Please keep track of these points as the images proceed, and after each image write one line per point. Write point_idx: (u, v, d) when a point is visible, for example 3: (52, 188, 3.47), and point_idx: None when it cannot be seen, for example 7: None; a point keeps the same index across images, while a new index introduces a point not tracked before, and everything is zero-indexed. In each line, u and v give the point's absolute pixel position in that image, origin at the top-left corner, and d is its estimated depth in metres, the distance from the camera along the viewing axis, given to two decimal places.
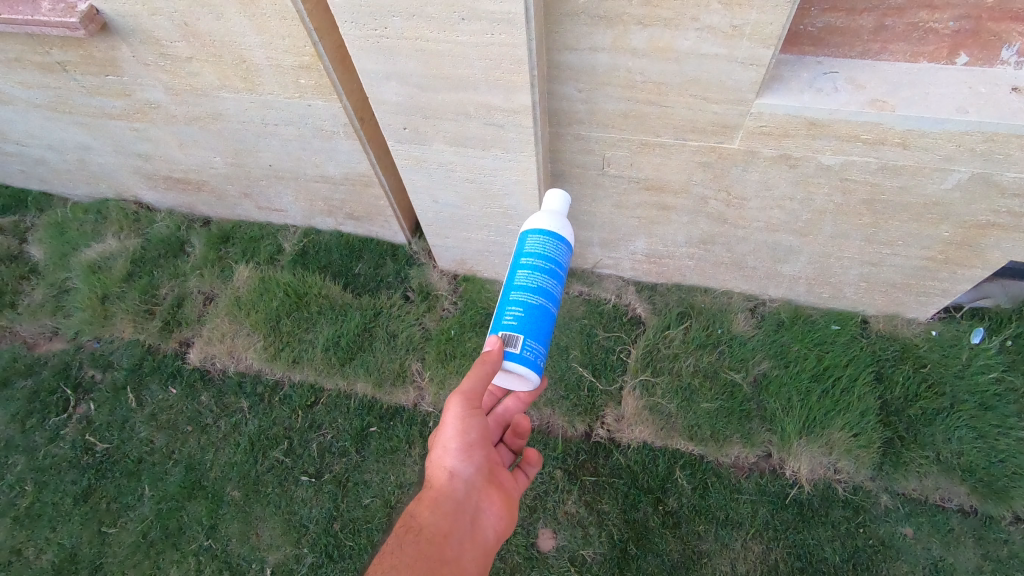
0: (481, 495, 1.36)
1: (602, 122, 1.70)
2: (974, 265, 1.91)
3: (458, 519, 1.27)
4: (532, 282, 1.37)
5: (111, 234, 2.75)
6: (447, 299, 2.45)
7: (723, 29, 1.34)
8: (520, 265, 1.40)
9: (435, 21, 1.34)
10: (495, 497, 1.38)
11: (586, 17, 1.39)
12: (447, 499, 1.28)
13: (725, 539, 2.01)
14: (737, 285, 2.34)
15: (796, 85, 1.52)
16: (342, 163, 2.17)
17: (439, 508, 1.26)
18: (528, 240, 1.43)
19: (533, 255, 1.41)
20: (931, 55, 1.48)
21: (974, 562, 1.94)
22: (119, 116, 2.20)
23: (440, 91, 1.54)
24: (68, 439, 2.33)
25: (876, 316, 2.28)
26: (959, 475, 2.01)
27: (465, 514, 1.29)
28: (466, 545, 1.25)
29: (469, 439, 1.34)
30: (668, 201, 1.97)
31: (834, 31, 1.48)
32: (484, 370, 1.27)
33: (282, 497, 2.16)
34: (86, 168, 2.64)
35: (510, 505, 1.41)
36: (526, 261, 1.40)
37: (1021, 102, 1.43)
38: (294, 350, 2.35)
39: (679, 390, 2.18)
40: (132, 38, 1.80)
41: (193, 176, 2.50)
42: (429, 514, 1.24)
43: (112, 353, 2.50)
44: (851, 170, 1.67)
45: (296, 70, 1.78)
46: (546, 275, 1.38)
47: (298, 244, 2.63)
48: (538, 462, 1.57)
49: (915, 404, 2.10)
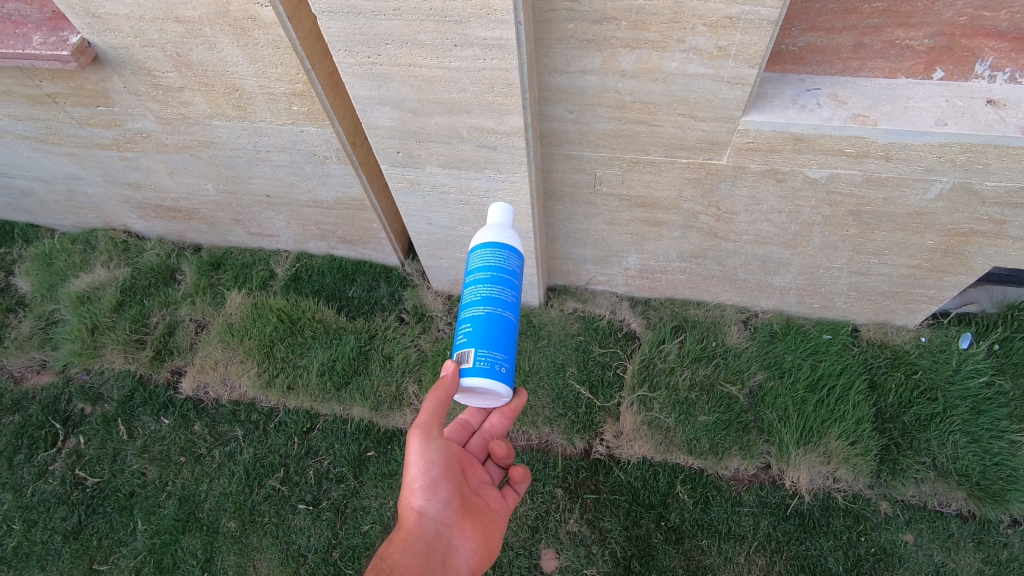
0: (453, 531, 1.36)
1: (593, 142, 1.73)
2: (959, 272, 1.95)
3: (429, 559, 1.27)
4: (484, 294, 1.36)
5: (100, 264, 2.72)
6: (442, 319, 2.45)
7: (709, 50, 1.38)
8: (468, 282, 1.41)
9: (428, 47, 1.36)
10: (468, 529, 1.38)
11: (575, 41, 1.42)
12: (417, 540, 1.27)
13: (728, 553, 2.01)
14: (729, 297, 2.37)
15: (781, 102, 1.57)
16: (334, 188, 2.18)
17: (408, 550, 1.25)
18: (476, 254, 1.43)
19: (478, 268, 1.40)
20: (908, 70, 1.53)
21: (975, 567, 1.95)
22: (109, 146, 2.20)
23: (434, 115, 1.56)
24: (57, 474, 2.27)
25: (866, 325, 2.31)
26: (955, 480, 2.02)
27: (435, 554, 1.29)
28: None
29: (433, 476, 1.33)
30: (659, 217, 2.00)
31: (815, 50, 1.53)
32: (438, 394, 1.27)
33: (279, 526, 2.12)
34: (74, 198, 2.63)
35: (482, 534, 1.42)
36: (473, 277, 1.40)
37: (997, 114, 1.48)
38: (289, 376, 2.33)
39: (676, 404, 2.19)
40: (123, 69, 1.81)
41: (184, 204, 2.49)
42: (399, 556, 1.23)
43: (102, 385, 2.46)
44: (836, 182, 1.71)
45: (289, 98, 1.80)
46: (496, 285, 1.37)
47: (290, 269, 2.63)
48: (525, 478, 1.58)
49: (909, 410, 2.13)
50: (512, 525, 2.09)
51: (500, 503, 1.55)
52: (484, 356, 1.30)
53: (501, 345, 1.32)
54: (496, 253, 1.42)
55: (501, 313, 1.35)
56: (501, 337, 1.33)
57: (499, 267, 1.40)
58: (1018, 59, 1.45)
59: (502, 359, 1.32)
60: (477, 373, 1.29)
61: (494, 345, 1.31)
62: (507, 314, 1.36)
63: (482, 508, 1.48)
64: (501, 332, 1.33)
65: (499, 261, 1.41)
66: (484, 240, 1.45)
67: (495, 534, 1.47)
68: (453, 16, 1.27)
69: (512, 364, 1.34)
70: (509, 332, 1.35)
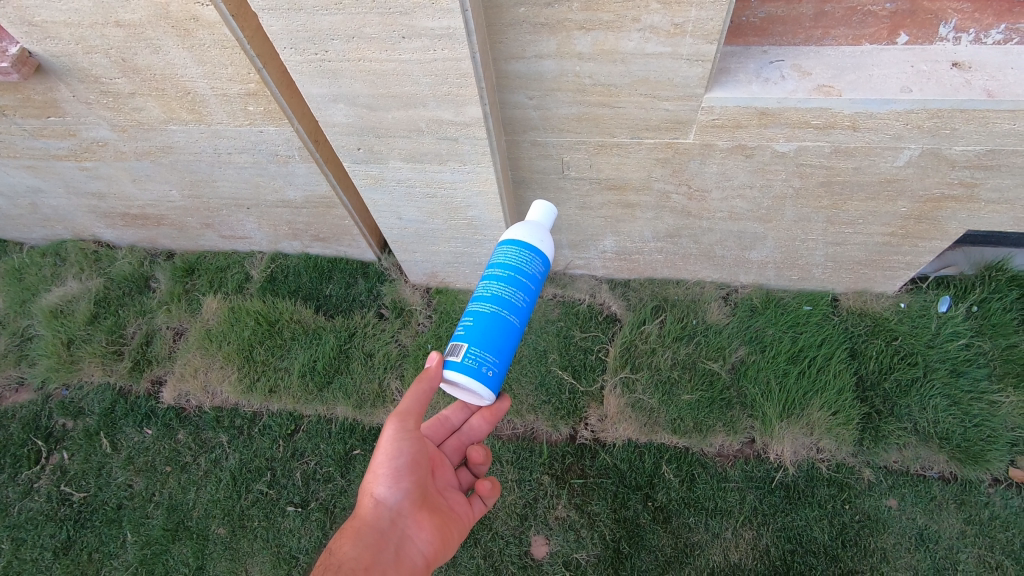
0: (409, 521, 1.35)
1: (557, 127, 1.70)
2: (933, 237, 1.94)
3: (380, 549, 1.26)
4: (495, 291, 1.34)
5: (71, 277, 2.68)
6: (422, 313, 2.43)
7: (665, 28, 1.34)
8: (486, 276, 1.40)
9: (375, 41, 1.32)
10: (426, 521, 1.38)
11: (527, 26, 1.38)
12: (370, 530, 1.27)
13: (716, 529, 2.02)
14: (708, 275, 2.36)
15: (744, 76, 1.53)
16: (301, 187, 2.14)
17: (360, 540, 1.25)
18: (499, 250, 1.42)
19: (496, 265, 1.39)
20: (872, 37, 1.49)
21: (957, 527, 1.97)
22: (67, 156, 2.14)
23: (391, 110, 1.52)
24: (43, 492, 2.27)
25: (846, 294, 2.32)
26: (936, 443, 2.04)
27: (389, 545, 1.29)
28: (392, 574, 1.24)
29: (398, 465, 1.33)
30: (631, 198, 1.97)
31: (775, 21, 1.49)
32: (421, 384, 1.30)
33: (269, 530, 2.13)
34: (38, 211, 2.58)
35: (446, 531, 1.42)
36: (491, 272, 1.39)
37: (962, 77, 1.45)
38: (270, 379, 2.31)
39: (659, 384, 2.19)
40: (69, 78, 1.75)
41: (151, 211, 2.45)
42: (350, 549, 1.23)
43: (82, 399, 2.44)
44: (806, 155, 1.69)
45: (243, 98, 1.74)
46: (507, 285, 1.35)
47: (265, 270, 2.60)
48: (491, 491, 1.54)
49: (890, 376, 2.14)
50: (502, 514, 2.10)
51: (466, 509, 1.54)
52: (474, 354, 1.28)
53: (498, 350, 1.30)
54: (515, 250, 1.39)
55: (503, 314, 1.32)
56: (500, 341, 1.31)
57: (502, 262, 1.39)
58: (982, 19, 1.42)
59: (491, 360, 1.29)
60: (461, 369, 1.27)
61: (488, 344, 1.29)
62: (512, 318, 1.33)
63: (446, 508, 1.48)
64: (488, 325, 1.30)
65: (516, 260, 1.37)
66: (512, 238, 1.42)
67: (456, 536, 1.46)
68: (397, 8, 1.22)
69: (501, 370, 1.31)
70: (507, 332, 1.32)
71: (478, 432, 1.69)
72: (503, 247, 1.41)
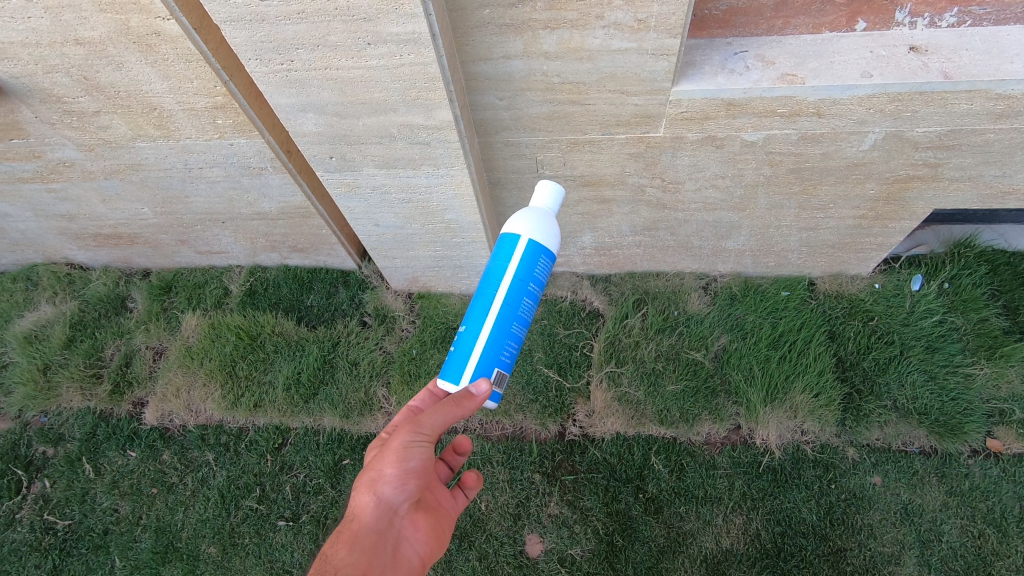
0: (406, 520, 1.27)
1: (529, 126, 1.71)
2: (902, 217, 1.99)
3: (377, 554, 1.17)
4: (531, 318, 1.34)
5: (45, 301, 2.63)
6: (405, 319, 2.43)
7: (629, 24, 1.35)
8: (526, 293, 1.30)
9: (341, 48, 1.31)
10: (421, 520, 1.30)
11: (493, 27, 1.38)
12: (369, 532, 1.19)
13: (707, 516, 2.05)
14: (687, 265, 2.39)
15: (710, 68, 1.55)
16: (276, 198, 2.12)
17: (358, 543, 1.16)
18: (539, 261, 1.30)
19: (539, 285, 1.32)
20: (831, 24, 1.53)
21: (940, 500, 2.02)
22: (33, 179, 2.10)
23: (361, 117, 1.51)
24: (25, 522, 2.22)
25: (822, 277, 2.36)
26: (916, 419, 2.08)
27: (388, 548, 1.21)
28: None
29: (408, 467, 1.25)
30: (607, 193, 1.99)
31: (737, 12, 1.52)
32: (459, 411, 1.22)
33: (261, 545, 2.11)
34: (7, 236, 2.52)
35: (440, 532, 1.35)
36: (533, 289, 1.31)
37: (920, 60, 1.49)
38: (254, 394, 2.29)
39: (645, 376, 2.21)
40: (30, 99, 1.72)
41: (124, 231, 2.41)
42: (347, 553, 1.14)
43: (61, 426, 2.39)
44: (774, 143, 1.71)
45: (211, 111, 1.73)
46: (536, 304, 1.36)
47: (244, 284, 2.57)
48: (478, 485, 1.50)
49: (868, 355, 2.18)
50: (495, 515, 2.11)
51: (453, 505, 1.46)
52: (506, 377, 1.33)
53: None
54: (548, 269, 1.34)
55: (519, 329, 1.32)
56: None
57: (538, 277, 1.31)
58: (935, 3, 1.46)
59: None
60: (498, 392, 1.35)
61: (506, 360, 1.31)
62: None
63: (437, 506, 1.40)
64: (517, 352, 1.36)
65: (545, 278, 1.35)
66: (547, 246, 1.31)
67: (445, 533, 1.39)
68: (361, 15, 1.22)
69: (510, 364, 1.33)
70: None
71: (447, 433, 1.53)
72: (538, 257, 1.30)
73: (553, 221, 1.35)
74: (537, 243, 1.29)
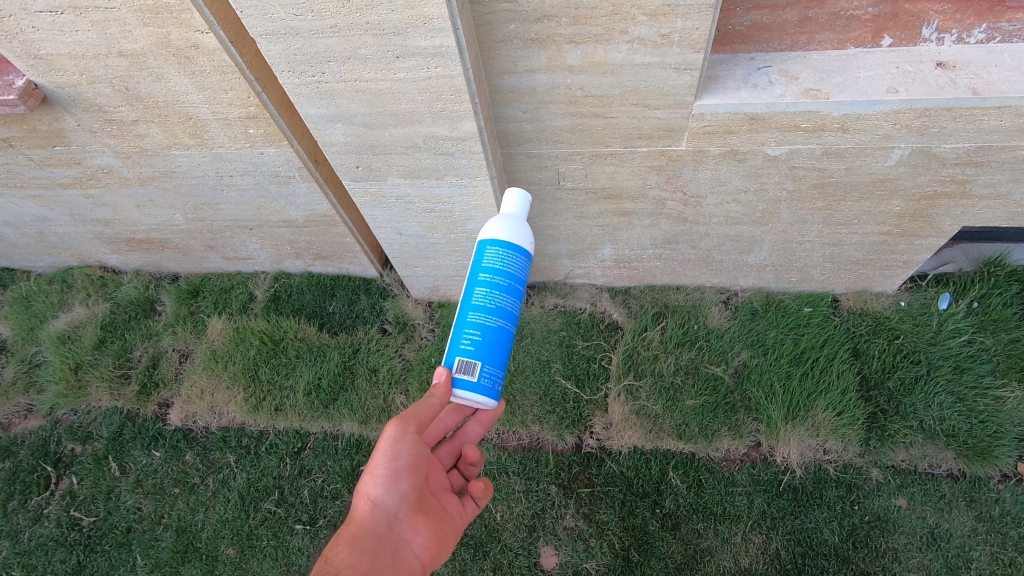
0: (407, 525, 1.32)
1: (551, 139, 1.73)
2: (929, 234, 1.96)
3: (379, 555, 1.23)
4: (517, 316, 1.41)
5: (78, 302, 2.72)
6: (425, 327, 2.46)
7: (652, 39, 1.37)
8: (480, 282, 1.38)
9: (370, 61, 1.35)
10: (422, 525, 1.34)
11: (518, 41, 1.41)
12: (367, 534, 1.24)
13: (725, 534, 2.02)
14: (708, 280, 2.38)
15: (733, 83, 1.56)
16: (302, 207, 2.18)
17: (357, 546, 1.21)
18: (487, 252, 1.40)
19: (490, 271, 1.38)
20: (856, 40, 1.52)
21: (969, 525, 1.96)
22: (72, 184, 2.19)
23: (387, 128, 1.55)
24: (53, 518, 2.28)
25: (846, 294, 2.33)
26: (943, 441, 2.03)
27: (386, 550, 1.25)
28: None
29: (398, 466, 1.31)
30: (628, 206, 2.00)
31: (761, 28, 1.53)
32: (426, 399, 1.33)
33: (278, 548, 2.13)
34: (45, 239, 2.62)
35: (446, 535, 1.40)
36: (484, 275, 1.38)
37: (947, 76, 1.48)
38: (275, 398, 2.32)
39: (663, 390, 2.20)
40: (74, 108, 1.79)
41: (155, 236, 2.48)
42: (348, 555, 1.19)
43: (90, 424, 2.45)
44: (797, 158, 1.71)
45: (243, 121, 1.78)
46: (506, 293, 1.37)
47: (269, 290, 2.63)
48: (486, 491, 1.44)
49: (893, 375, 2.14)
50: (510, 526, 2.10)
51: (460, 511, 1.49)
52: (487, 372, 1.35)
53: (495, 356, 1.36)
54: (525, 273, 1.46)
55: (505, 326, 1.37)
56: (498, 349, 1.37)
57: (513, 273, 1.39)
58: (963, 20, 1.45)
59: (498, 374, 1.37)
60: (475, 388, 1.33)
61: (496, 361, 1.36)
62: (510, 326, 1.38)
63: (441, 511, 1.43)
64: (509, 346, 1.40)
65: (508, 265, 1.39)
66: (494, 238, 1.41)
67: (449, 541, 1.41)
68: (391, 29, 1.26)
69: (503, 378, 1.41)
70: (506, 342, 1.38)
71: (473, 436, 1.66)
72: (515, 256, 1.40)
73: (522, 223, 1.46)
74: (485, 240, 1.42)
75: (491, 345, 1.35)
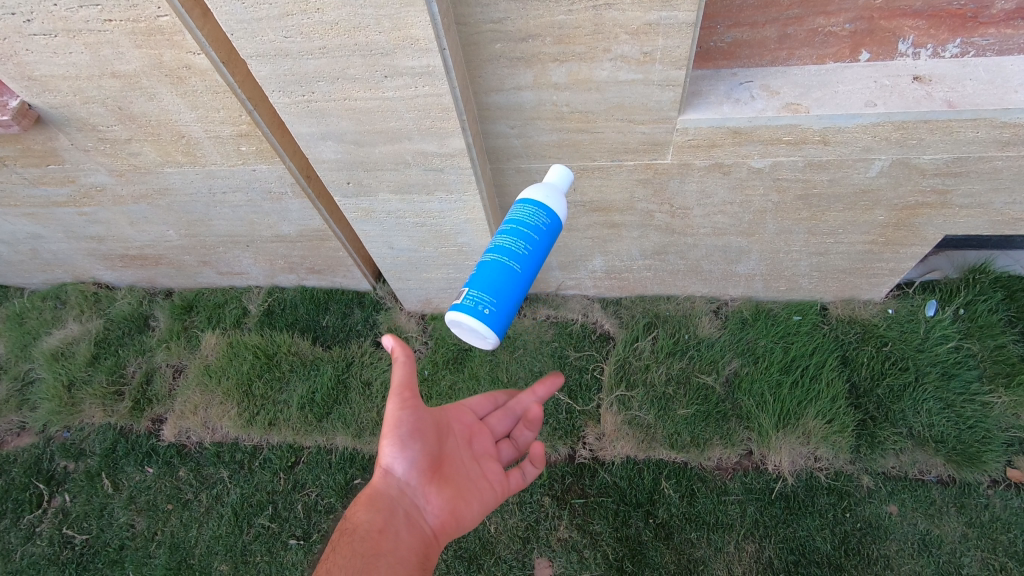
0: (419, 490, 1.35)
1: (539, 154, 1.76)
2: (913, 242, 1.99)
3: (391, 516, 1.29)
4: (529, 260, 1.28)
5: (72, 319, 2.73)
6: (418, 340, 2.47)
7: (635, 57, 1.40)
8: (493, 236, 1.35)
9: (359, 81, 1.38)
10: (434, 490, 1.36)
11: (504, 60, 1.44)
12: (380, 496, 1.30)
13: (718, 543, 2.02)
14: (698, 289, 2.40)
15: (715, 98, 1.59)
16: (295, 222, 2.19)
17: (371, 507, 1.28)
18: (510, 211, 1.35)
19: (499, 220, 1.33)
20: (835, 55, 1.56)
21: (959, 531, 1.97)
22: (66, 202, 2.20)
23: (377, 144, 1.57)
24: (45, 536, 2.26)
25: (834, 302, 2.35)
26: (932, 447, 2.05)
27: (398, 513, 1.31)
28: (399, 541, 1.26)
29: (405, 433, 1.31)
30: (616, 218, 2.03)
31: (742, 44, 1.56)
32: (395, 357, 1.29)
33: (271, 564, 2.13)
34: (39, 256, 2.63)
35: (466, 498, 1.41)
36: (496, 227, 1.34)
37: (924, 90, 1.51)
38: (269, 413, 2.33)
39: (655, 400, 2.21)
40: (68, 128, 1.81)
41: (149, 252, 2.50)
42: (362, 515, 1.28)
43: (83, 440, 2.45)
44: (781, 170, 1.74)
45: (235, 139, 1.81)
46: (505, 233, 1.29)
47: (263, 304, 2.64)
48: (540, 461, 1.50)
49: (882, 382, 2.16)
50: (504, 538, 2.11)
51: (496, 479, 1.48)
52: (473, 296, 1.25)
53: (496, 292, 1.25)
54: (553, 234, 1.33)
55: (504, 262, 1.26)
56: (499, 285, 1.26)
57: (522, 220, 1.29)
58: (937, 35, 1.49)
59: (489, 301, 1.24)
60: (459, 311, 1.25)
61: (487, 288, 1.25)
62: (513, 265, 1.26)
63: (467, 478, 1.44)
64: (519, 280, 1.27)
65: (520, 213, 1.31)
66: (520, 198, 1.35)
67: (472, 507, 1.41)
68: (379, 50, 1.28)
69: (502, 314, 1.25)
70: (506, 277, 1.26)
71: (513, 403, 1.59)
72: (530, 210, 1.31)
73: (560, 197, 1.36)
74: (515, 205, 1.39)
75: (491, 273, 1.26)
